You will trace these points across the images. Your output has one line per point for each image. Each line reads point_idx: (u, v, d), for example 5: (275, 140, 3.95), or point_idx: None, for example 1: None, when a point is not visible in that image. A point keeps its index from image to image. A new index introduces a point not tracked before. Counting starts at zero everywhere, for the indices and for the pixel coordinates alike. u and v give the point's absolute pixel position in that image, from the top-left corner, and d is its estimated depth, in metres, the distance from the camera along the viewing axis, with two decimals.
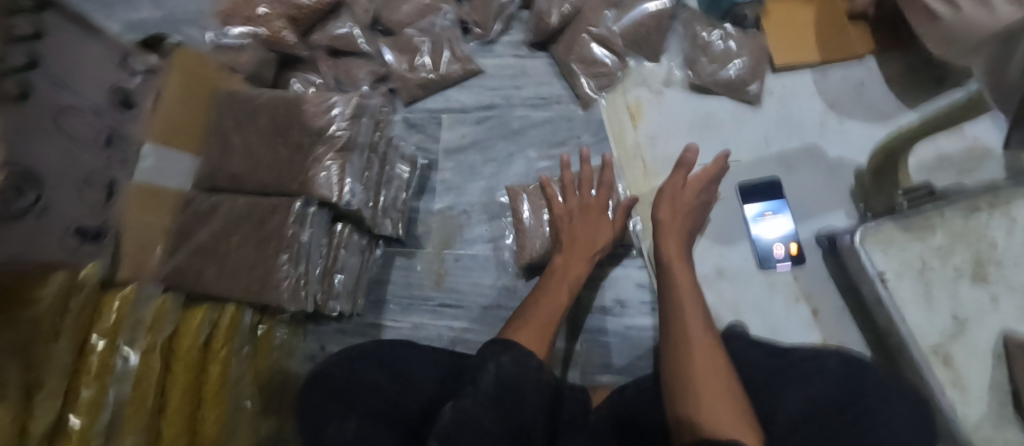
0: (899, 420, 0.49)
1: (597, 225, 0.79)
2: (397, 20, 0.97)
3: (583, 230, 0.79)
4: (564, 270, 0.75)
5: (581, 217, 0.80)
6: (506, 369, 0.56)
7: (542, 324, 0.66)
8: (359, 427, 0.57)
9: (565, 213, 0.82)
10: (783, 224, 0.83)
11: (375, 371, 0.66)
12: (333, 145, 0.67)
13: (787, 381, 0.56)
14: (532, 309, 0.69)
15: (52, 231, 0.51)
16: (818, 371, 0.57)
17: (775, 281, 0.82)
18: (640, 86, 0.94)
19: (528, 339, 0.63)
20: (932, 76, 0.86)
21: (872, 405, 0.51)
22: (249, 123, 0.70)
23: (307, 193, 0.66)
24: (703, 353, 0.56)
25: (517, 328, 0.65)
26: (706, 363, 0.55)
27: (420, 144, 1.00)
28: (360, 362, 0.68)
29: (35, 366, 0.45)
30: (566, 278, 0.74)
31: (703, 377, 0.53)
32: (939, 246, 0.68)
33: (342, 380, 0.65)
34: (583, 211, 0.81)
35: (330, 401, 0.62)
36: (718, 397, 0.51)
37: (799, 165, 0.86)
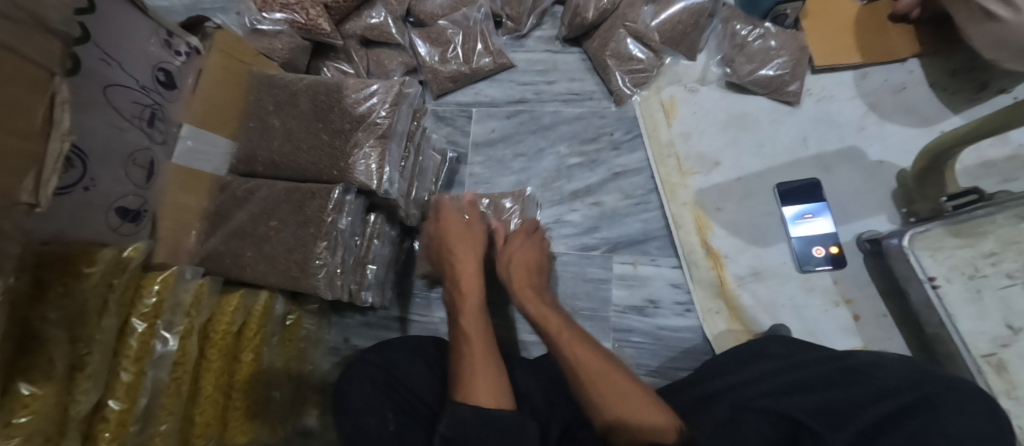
0: (971, 430, 0.45)
1: (465, 247, 0.74)
2: (430, 12, 0.97)
3: (460, 257, 0.73)
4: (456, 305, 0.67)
5: (450, 244, 0.75)
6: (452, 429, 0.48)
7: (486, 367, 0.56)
8: (397, 425, 0.56)
9: (438, 257, 0.76)
10: (822, 226, 0.81)
11: (411, 366, 0.66)
12: (373, 133, 0.66)
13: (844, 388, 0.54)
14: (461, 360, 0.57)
15: (95, 208, 0.50)
16: (868, 378, 0.54)
17: (813, 284, 0.80)
18: (675, 84, 0.94)
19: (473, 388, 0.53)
20: (975, 81, 0.85)
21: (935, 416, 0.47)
22: (288, 107, 0.69)
23: (346, 179, 0.64)
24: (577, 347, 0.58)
25: (461, 387, 0.53)
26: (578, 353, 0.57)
27: (450, 137, 0.99)
28: (391, 355, 0.67)
29: (79, 344, 0.43)
30: (472, 315, 0.64)
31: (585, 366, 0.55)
32: (989, 251, 0.67)
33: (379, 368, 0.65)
34: (446, 236, 0.76)
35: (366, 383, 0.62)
36: (611, 381, 0.53)
37: (837, 167, 0.85)
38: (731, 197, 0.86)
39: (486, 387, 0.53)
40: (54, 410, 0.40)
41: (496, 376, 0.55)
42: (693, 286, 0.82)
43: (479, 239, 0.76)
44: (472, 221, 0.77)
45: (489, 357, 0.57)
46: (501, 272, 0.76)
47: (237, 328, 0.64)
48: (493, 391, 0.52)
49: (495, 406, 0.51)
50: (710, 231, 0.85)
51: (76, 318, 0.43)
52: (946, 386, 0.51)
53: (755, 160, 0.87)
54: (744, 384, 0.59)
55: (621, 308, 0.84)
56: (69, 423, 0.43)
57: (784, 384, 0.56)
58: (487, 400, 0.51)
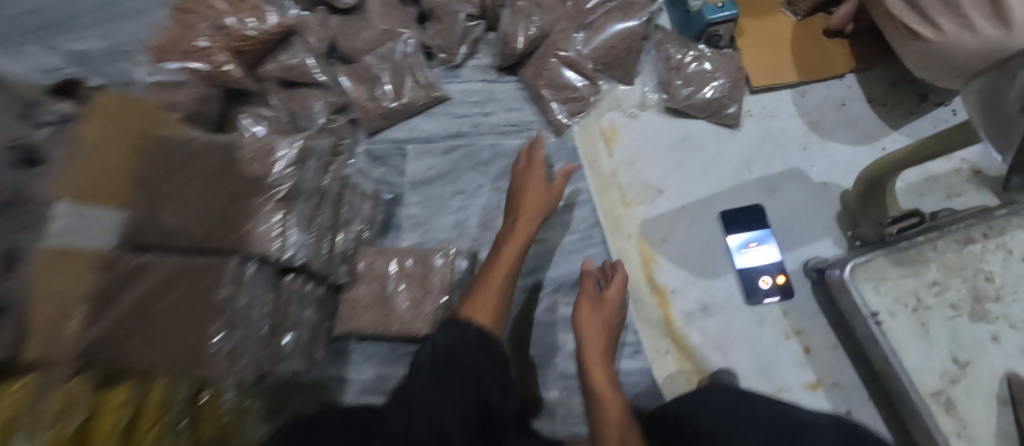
0: None
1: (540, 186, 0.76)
2: (355, 48, 0.92)
3: (529, 205, 0.74)
4: (511, 230, 0.71)
5: (523, 195, 0.75)
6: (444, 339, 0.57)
7: (496, 299, 0.63)
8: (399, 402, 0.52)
9: (528, 158, 0.81)
10: (767, 253, 0.79)
11: (423, 385, 0.52)
12: (274, 195, 0.61)
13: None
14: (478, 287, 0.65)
15: None
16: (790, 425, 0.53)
17: (763, 317, 0.76)
18: (614, 110, 0.90)
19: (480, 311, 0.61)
20: (915, 92, 0.82)
21: None
22: (187, 171, 0.63)
23: (244, 249, 0.59)
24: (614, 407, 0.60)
25: (468, 301, 0.63)
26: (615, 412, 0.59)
27: (384, 177, 0.93)
28: (415, 385, 0.53)
29: None
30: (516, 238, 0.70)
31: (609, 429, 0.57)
32: (932, 281, 0.65)
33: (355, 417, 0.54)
34: (524, 179, 0.77)
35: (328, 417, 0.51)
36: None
37: (782, 190, 0.81)
38: (676, 227, 0.82)
39: (490, 309, 0.61)
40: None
41: (500, 297, 0.63)
42: (640, 327, 0.77)
43: (551, 193, 0.76)
44: (556, 182, 0.77)
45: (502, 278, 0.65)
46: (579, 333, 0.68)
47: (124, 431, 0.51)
48: (494, 312, 0.61)
49: (491, 330, 0.59)
50: (656, 265, 0.81)
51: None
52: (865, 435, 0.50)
53: (699, 187, 0.84)
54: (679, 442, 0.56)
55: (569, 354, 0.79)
56: None
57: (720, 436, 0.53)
58: (487, 321, 0.60)
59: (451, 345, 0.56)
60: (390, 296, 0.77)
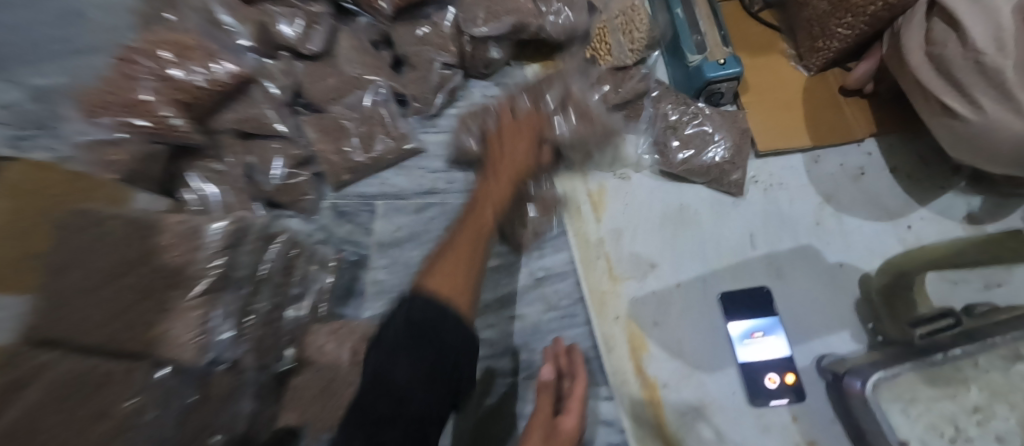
0: None
1: (520, 141, 0.64)
2: (321, 95, 0.84)
3: (508, 152, 0.63)
4: (486, 188, 0.61)
5: (504, 135, 0.65)
6: (419, 307, 0.45)
7: (464, 250, 0.53)
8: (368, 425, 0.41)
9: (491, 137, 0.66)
10: (775, 346, 0.68)
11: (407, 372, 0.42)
12: (198, 288, 0.53)
13: None
14: (460, 232, 0.56)
15: None
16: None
17: (768, 422, 0.66)
18: (603, 169, 0.80)
19: (441, 282, 0.49)
20: (944, 165, 0.72)
21: None
22: (88, 256, 0.48)
23: (154, 354, 0.51)
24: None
25: (433, 270, 0.50)
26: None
27: (349, 236, 0.85)
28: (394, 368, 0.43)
29: None
30: (499, 181, 0.61)
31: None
32: (973, 406, 0.54)
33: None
34: (510, 130, 0.65)
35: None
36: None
37: (791, 272, 0.71)
38: (669, 310, 0.72)
39: (456, 282, 0.49)
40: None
41: (470, 256, 0.52)
42: (628, 430, 0.67)
43: (538, 135, 0.65)
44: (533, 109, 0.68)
45: (484, 233, 0.56)
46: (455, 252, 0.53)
47: None
48: (461, 289, 0.49)
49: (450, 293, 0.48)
50: (646, 355, 0.71)
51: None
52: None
53: (696, 264, 0.74)
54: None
55: None
56: None
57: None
58: (446, 285, 0.48)
59: (422, 316, 0.45)
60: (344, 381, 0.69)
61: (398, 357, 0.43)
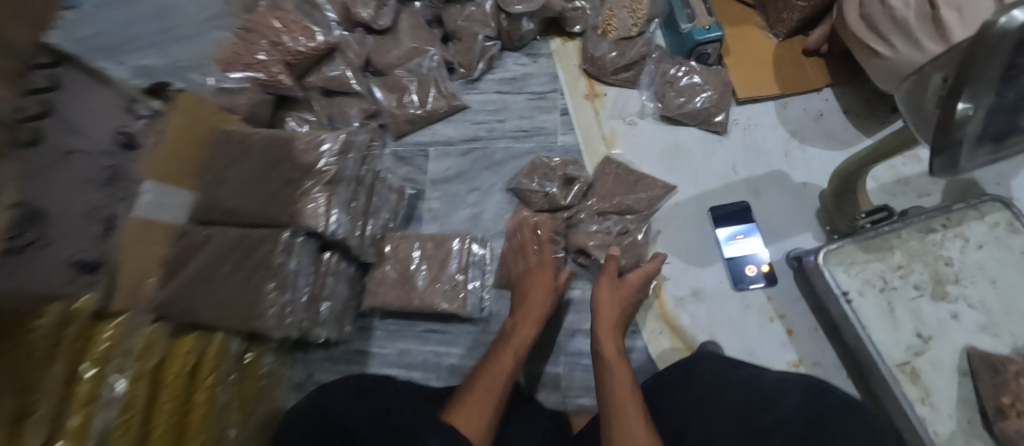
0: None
1: (537, 303, 0.78)
2: (387, 62, 1.05)
3: (534, 298, 0.79)
4: (512, 332, 0.76)
5: (531, 289, 0.80)
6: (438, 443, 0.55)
7: (484, 394, 0.65)
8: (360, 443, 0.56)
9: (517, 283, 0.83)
10: (753, 246, 0.87)
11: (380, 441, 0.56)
12: (321, 179, 0.72)
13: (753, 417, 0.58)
14: (482, 377, 0.68)
15: (47, 262, 0.54)
16: (773, 406, 0.58)
17: (749, 302, 0.84)
18: (615, 118, 1.00)
19: (465, 418, 0.61)
20: (885, 105, 0.91)
21: (821, 425, 0.56)
22: (243, 160, 0.75)
23: (295, 222, 0.70)
24: (622, 386, 0.59)
25: (455, 408, 0.63)
26: (631, 402, 0.57)
27: (407, 175, 1.04)
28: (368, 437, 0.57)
29: None
30: (514, 348, 0.73)
31: (625, 426, 0.53)
32: (897, 265, 0.73)
33: (349, 391, 0.67)
34: (535, 271, 0.83)
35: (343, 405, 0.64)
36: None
37: (766, 190, 0.90)
38: (670, 222, 0.91)
39: (472, 430, 0.60)
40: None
41: (486, 411, 0.63)
42: (638, 310, 0.86)
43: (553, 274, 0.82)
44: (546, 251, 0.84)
45: (500, 388, 0.66)
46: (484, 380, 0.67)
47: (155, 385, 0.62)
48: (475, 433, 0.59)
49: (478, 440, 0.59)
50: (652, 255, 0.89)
51: (20, 388, 0.46)
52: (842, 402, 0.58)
53: (690, 187, 0.93)
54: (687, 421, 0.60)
55: (571, 332, 0.88)
56: None
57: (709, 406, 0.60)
58: (469, 429, 0.60)
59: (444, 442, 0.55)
60: (413, 275, 0.88)
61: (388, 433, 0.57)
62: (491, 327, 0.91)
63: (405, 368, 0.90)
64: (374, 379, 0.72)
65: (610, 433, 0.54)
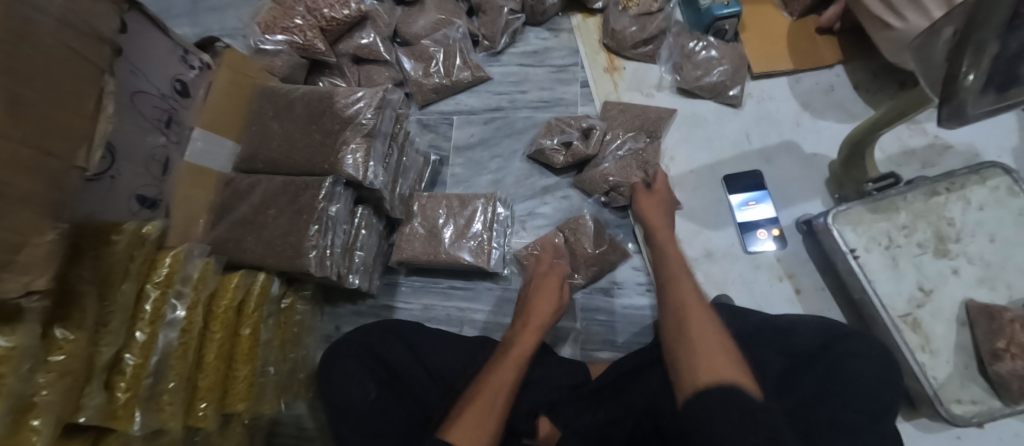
0: (860, 375, 0.57)
1: (544, 302, 0.75)
2: (414, 33, 1.09)
3: (540, 310, 0.74)
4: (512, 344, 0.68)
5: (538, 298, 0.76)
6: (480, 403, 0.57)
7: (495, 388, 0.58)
8: (376, 393, 0.70)
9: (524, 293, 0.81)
10: (764, 211, 0.91)
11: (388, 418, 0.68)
12: (360, 131, 0.75)
13: (768, 340, 0.62)
14: (516, 336, 0.70)
15: (120, 194, 0.58)
16: (793, 346, 0.61)
17: (759, 263, 0.89)
18: (633, 90, 1.04)
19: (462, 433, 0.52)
20: (894, 80, 0.95)
21: (845, 360, 0.58)
22: (287, 114, 0.78)
23: (335, 172, 0.74)
24: (690, 297, 0.57)
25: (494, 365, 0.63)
26: (696, 309, 0.56)
27: (432, 142, 1.08)
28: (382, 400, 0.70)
29: (68, 299, 0.47)
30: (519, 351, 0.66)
31: (697, 327, 0.53)
32: (903, 225, 0.77)
33: (385, 331, 0.78)
34: (543, 279, 0.80)
35: (387, 341, 0.76)
36: (716, 351, 0.50)
37: (778, 159, 0.94)
38: (685, 188, 0.95)
39: (511, 375, 0.61)
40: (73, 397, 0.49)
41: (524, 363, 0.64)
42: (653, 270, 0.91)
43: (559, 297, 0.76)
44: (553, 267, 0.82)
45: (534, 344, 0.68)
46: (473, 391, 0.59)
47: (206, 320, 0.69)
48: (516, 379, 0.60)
49: None
50: None
51: (103, 295, 0.52)
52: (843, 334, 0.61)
53: (705, 156, 0.97)
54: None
55: (589, 289, 0.93)
56: (94, 369, 0.52)
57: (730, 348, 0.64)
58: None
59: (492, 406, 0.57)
60: (439, 232, 0.92)
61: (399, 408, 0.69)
62: (511, 285, 0.95)
63: (430, 321, 0.95)
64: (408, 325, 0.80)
65: (679, 343, 0.53)
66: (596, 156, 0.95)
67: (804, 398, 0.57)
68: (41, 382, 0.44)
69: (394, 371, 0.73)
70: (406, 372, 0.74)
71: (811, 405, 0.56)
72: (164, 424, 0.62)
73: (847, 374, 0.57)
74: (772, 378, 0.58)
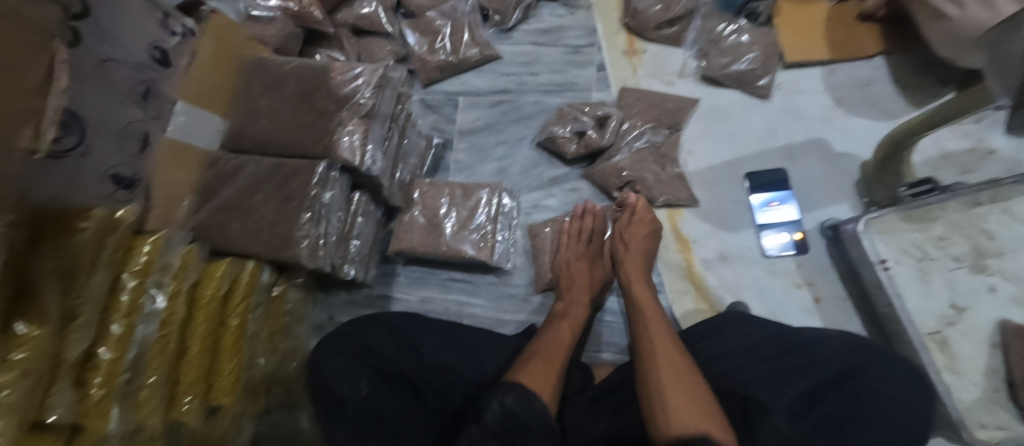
0: (895, 398, 0.52)
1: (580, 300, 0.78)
2: (419, 4, 1.01)
3: (574, 311, 0.76)
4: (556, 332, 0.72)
5: (573, 280, 0.80)
6: (511, 403, 0.57)
7: (547, 372, 0.64)
8: (369, 389, 0.64)
9: (559, 262, 0.84)
10: (787, 213, 0.85)
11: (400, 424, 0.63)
12: (357, 112, 0.68)
13: (793, 361, 0.56)
14: (541, 346, 0.69)
15: (91, 174, 0.51)
16: (822, 360, 0.56)
17: (777, 268, 0.84)
18: (652, 77, 0.97)
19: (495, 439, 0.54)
20: (935, 77, 0.87)
21: (880, 384, 0.53)
22: (275, 90, 0.72)
23: (330, 156, 0.67)
24: (665, 350, 0.59)
25: (521, 369, 0.63)
26: (673, 362, 0.57)
27: (435, 124, 1.02)
28: (383, 397, 0.64)
29: (25, 292, 0.41)
30: (559, 339, 0.71)
31: (676, 391, 0.53)
32: (938, 236, 0.72)
33: (386, 330, 0.73)
34: (578, 262, 0.82)
35: (382, 336, 0.72)
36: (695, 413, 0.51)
37: (804, 157, 0.88)
38: (703, 185, 0.89)
39: (542, 382, 0.62)
40: (38, 396, 0.44)
41: (553, 373, 0.64)
42: (663, 271, 0.86)
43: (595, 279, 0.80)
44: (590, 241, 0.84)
45: (563, 356, 0.68)
46: (521, 365, 0.65)
47: (190, 309, 0.64)
48: (545, 385, 0.61)
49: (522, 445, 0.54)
50: (682, 218, 0.88)
51: (68, 287, 0.46)
52: (877, 354, 0.56)
53: (726, 151, 0.91)
54: (723, 373, 0.59)
55: None
56: (61, 365, 0.47)
57: (746, 359, 0.59)
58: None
59: (517, 411, 0.56)
60: (441, 222, 0.86)
61: (410, 402, 0.65)
62: (514, 280, 0.90)
63: (427, 314, 0.90)
64: (405, 318, 0.76)
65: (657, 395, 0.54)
66: (610, 147, 0.89)
67: (828, 417, 0.52)
68: (1, 384, 0.39)
69: (394, 369, 0.68)
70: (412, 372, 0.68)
71: (840, 427, 0.51)
72: (142, 421, 0.58)
73: (881, 395, 0.52)
74: (793, 399, 0.53)
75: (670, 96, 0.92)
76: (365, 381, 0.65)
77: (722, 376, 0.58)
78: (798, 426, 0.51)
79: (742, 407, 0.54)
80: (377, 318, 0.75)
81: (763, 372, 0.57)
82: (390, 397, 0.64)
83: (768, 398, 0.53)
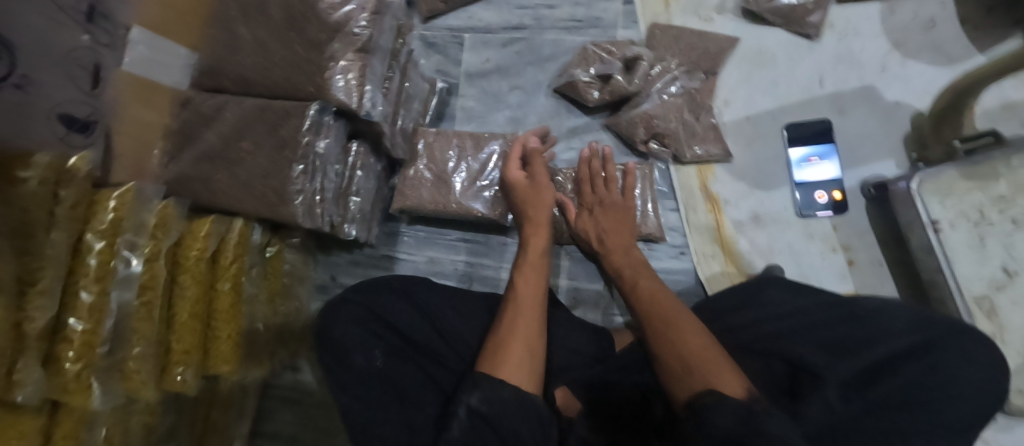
0: (969, 380, 0.47)
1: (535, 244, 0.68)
2: None
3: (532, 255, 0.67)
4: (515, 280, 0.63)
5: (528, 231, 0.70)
6: (479, 403, 0.47)
7: (523, 338, 0.54)
8: (384, 361, 0.60)
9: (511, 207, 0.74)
10: (829, 170, 0.78)
11: (410, 388, 0.58)
12: (353, 45, 0.58)
13: (846, 331, 0.52)
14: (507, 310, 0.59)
15: (35, 113, 0.42)
16: (884, 334, 0.51)
17: (813, 230, 0.78)
18: (687, 12, 0.85)
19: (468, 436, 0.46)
20: (1008, 15, 0.77)
21: (943, 360, 0.48)
22: (255, 13, 0.59)
23: (323, 97, 0.57)
24: (664, 309, 0.56)
25: (489, 356, 0.53)
26: (670, 316, 0.54)
27: (440, 66, 0.91)
28: (398, 364, 0.60)
29: None
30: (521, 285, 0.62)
31: (678, 329, 0.51)
32: (999, 196, 0.66)
33: (404, 298, 0.67)
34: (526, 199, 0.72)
35: (395, 302, 0.66)
36: (709, 353, 0.47)
37: (853, 108, 0.80)
38: (738, 137, 0.82)
39: (513, 365, 0.51)
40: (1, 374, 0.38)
41: (532, 347, 0.54)
42: (691, 231, 0.80)
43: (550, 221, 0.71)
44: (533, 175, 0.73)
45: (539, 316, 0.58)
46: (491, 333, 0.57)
47: (173, 266, 0.57)
48: (518, 370, 0.51)
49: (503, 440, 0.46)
50: (713, 173, 0.81)
51: (20, 251, 0.38)
52: (949, 330, 0.51)
53: (766, 99, 0.82)
54: (779, 337, 0.54)
55: None
56: (25, 338, 0.40)
57: (797, 325, 0.55)
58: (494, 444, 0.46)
59: (488, 412, 0.47)
60: (449, 176, 0.78)
61: (418, 369, 0.61)
62: None
63: (435, 276, 0.85)
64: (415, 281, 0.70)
65: (675, 352, 0.49)
66: (638, 94, 0.80)
67: (889, 396, 0.46)
68: None
69: (408, 337, 0.63)
70: (425, 340, 0.64)
71: (899, 405, 0.46)
72: (133, 393, 0.52)
73: (947, 376, 0.47)
74: (852, 371, 0.47)
75: (707, 34, 0.81)
76: (378, 352, 0.60)
77: (778, 340, 0.54)
78: (852, 403, 0.46)
79: (789, 374, 0.50)
80: (374, 282, 0.69)
81: (819, 344, 0.52)
82: (404, 369, 0.60)
83: (824, 367, 0.48)
